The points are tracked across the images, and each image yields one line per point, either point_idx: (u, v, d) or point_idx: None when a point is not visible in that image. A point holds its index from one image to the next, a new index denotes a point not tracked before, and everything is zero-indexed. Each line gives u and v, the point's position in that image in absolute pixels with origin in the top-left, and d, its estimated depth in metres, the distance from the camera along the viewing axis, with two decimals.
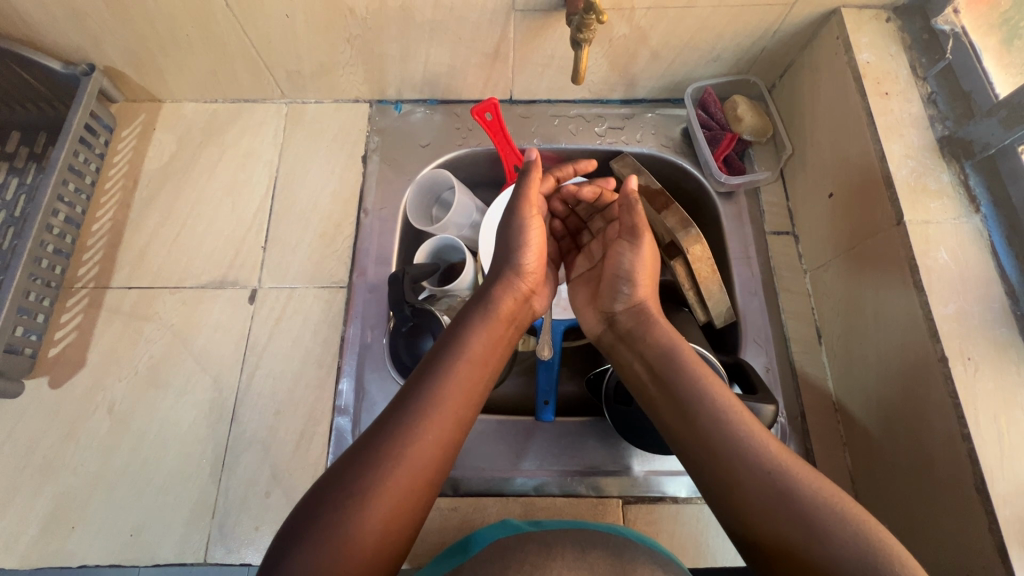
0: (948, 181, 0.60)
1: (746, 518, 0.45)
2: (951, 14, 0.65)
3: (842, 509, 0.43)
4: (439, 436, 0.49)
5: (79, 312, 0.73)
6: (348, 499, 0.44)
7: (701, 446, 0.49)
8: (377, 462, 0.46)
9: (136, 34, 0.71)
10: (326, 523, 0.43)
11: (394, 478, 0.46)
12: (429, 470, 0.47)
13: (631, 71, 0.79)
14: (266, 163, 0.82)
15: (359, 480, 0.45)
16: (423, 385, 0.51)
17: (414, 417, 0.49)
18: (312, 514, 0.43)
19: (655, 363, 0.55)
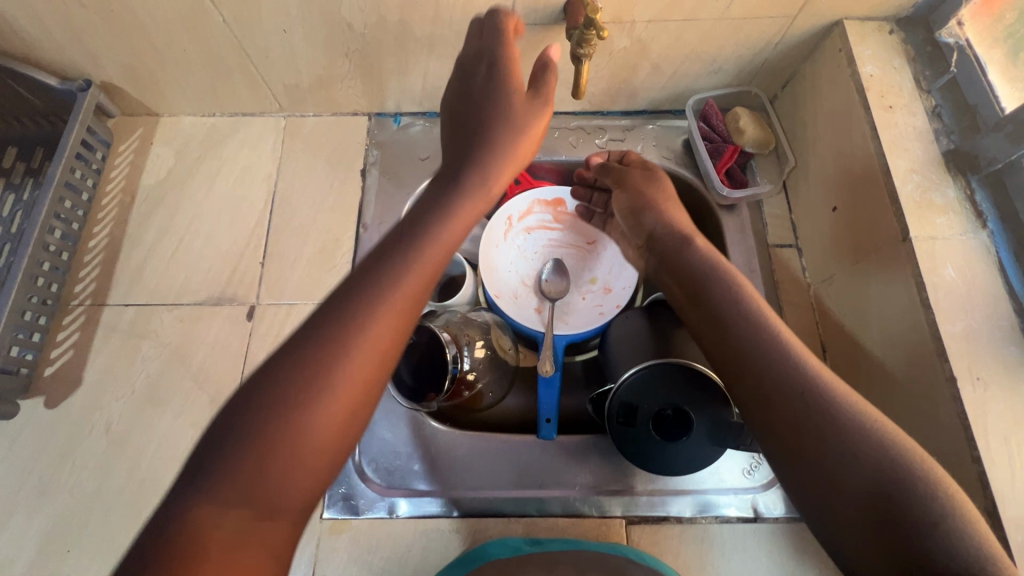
0: (954, 197, 0.59)
1: (773, 426, 0.48)
2: (955, 26, 0.64)
3: (873, 424, 0.45)
4: (393, 318, 0.44)
5: (75, 330, 0.72)
6: (272, 411, 0.40)
7: (741, 356, 0.51)
8: (305, 373, 0.41)
9: (133, 48, 0.70)
10: (269, 415, 0.40)
11: (350, 361, 0.42)
12: (378, 356, 0.43)
13: (632, 83, 0.78)
14: (264, 177, 0.81)
15: (308, 365, 0.41)
16: (364, 285, 0.45)
17: (352, 315, 0.43)
18: (246, 411, 0.40)
19: (699, 285, 0.58)
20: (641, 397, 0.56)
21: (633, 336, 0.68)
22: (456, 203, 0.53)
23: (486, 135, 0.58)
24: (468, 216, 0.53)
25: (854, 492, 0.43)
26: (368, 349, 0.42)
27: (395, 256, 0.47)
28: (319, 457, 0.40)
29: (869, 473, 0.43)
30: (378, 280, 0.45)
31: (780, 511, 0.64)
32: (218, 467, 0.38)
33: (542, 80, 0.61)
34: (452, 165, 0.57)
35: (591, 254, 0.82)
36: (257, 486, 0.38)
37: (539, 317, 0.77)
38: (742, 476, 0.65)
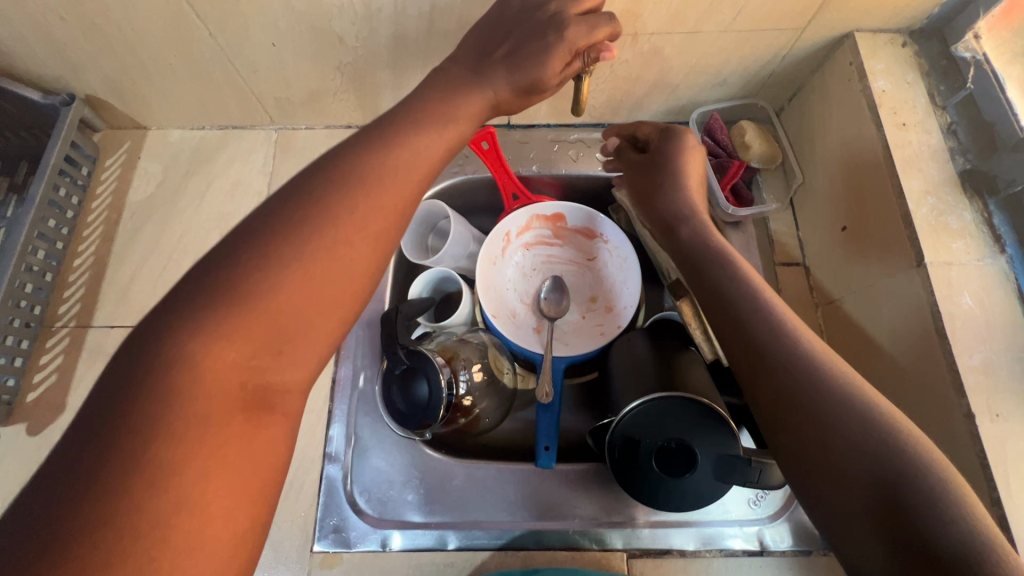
0: (971, 220, 0.57)
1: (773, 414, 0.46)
2: (972, 40, 0.61)
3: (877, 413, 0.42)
4: (370, 210, 0.43)
5: (59, 353, 0.70)
6: (275, 266, 0.38)
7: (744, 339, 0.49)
8: (300, 230, 0.40)
9: (117, 62, 0.68)
10: (223, 276, 0.37)
11: (319, 238, 0.40)
12: (354, 242, 0.41)
13: (634, 95, 0.76)
14: (255, 193, 0.79)
15: (273, 239, 0.39)
16: (361, 164, 0.44)
17: (347, 190, 0.42)
18: (204, 280, 0.37)
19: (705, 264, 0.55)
20: (643, 432, 0.54)
21: (635, 360, 0.65)
22: (459, 101, 0.52)
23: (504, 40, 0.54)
24: (466, 115, 0.52)
25: (853, 481, 0.40)
26: (365, 224, 0.42)
27: (390, 143, 0.46)
28: (288, 332, 0.38)
29: (870, 459, 0.40)
30: (369, 163, 0.44)
31: (787, 544, 0.62)
32: (221, 317, 0.36)
33: (578, 30, 0.52)
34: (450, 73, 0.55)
35: (592, 271, 0.79)
36: (269, 338, 0.38)
37: (538, 338, 0.75)
38: (747, 506, 0.63)
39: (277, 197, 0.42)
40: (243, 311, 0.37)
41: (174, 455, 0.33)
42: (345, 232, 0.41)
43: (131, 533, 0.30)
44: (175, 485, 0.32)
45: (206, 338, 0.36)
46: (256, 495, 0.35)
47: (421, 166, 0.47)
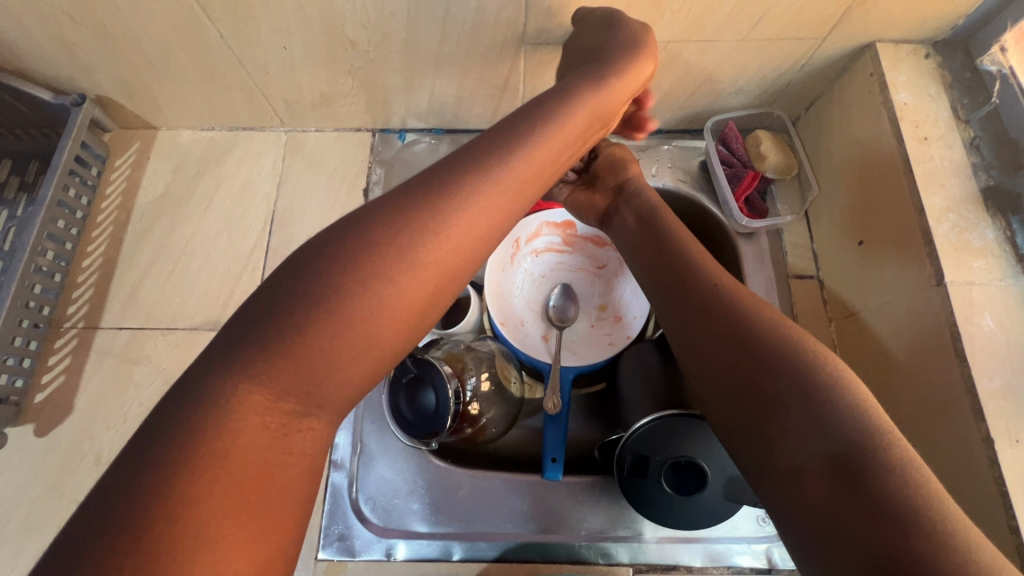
0: (993, 238, 0.56)
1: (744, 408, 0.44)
2: (998, 53, 0.60)
3: (860, 409, 0.39)
4: (455, 238, 0.41)
5: (67, 354, 0.70)
6: (317, 320, 0.36)
7: (724, 338, 0.47)
8: (347, 289, 0.37)
9: (128, 63, 0.67)
10: (294, 293, 0.37)
11: (403, 267, 0.39)
12: (437, 271, 0.40)
13: (648, 102, 0.75)
14: (264, 196, 0.78)
15: (351, 256, 0.38)
16: (432, 211, 0.41)
17: (408, 246, 0.39)
18: (281, 295, 0.37)
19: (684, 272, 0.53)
20: (653, 448, 0.53)
21: (644, 374, 0.64)
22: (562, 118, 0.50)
23: (571, 82, 0.54)
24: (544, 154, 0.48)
25: (827, 478, 0.38)
26: (423, 286, 0.40)
27: (461, 190, 0.42)
28: (348, 366, 0.38)
29: (843, 459, 0.37)
30: (470, 176, 0.43)
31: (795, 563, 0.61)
32: (256, 366, 0.35)
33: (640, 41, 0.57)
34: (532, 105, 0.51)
35: (603, 279, 0.79)
36: (299, 388, 0.36)
37: (546, 346, 0.74)
38: (754, 524, 0.62)
39: (368, 206, 0.42)
40: (279, 346, 0.36)
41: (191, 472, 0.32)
42: (400, 299, 0.39)
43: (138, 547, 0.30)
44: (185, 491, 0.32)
45: (247, 359, 0.35)
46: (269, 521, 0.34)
47: (487, 220, 0.43)
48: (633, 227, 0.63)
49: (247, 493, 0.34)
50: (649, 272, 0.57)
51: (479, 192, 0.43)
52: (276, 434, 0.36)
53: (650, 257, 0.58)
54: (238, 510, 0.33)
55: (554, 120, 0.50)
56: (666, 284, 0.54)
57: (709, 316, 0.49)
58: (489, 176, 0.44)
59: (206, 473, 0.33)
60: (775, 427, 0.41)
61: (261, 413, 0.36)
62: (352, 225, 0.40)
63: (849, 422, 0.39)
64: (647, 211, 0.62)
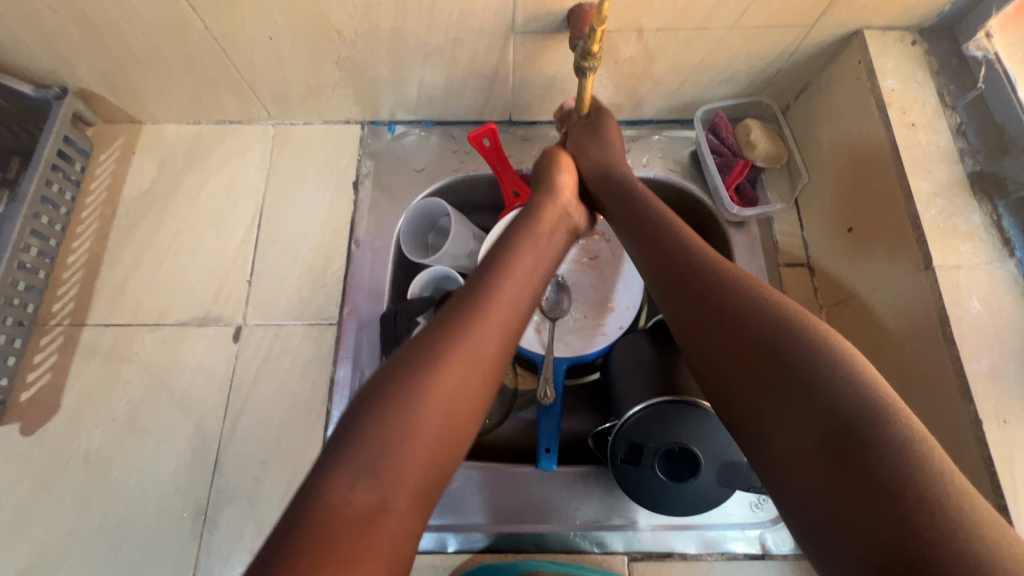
0: (980, 223, 0.56)
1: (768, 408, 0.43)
2: (983, 39, 0.60)
3: (888, 412, 0.38)
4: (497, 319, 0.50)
5: (52, 352, 0.68)
6: (398, 407, 0.43)
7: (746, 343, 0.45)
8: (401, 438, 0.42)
9: (111, 56, 0.66)
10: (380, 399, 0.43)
11: (462, 348, 0.47)
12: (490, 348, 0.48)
13: (638, 92, 0.75)
14: (252, 190, 0.77)
15: (419, 357, 0.45)
16: (462, 346, 0.47)
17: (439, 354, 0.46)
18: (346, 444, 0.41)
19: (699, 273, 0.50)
20: (646, 436, 0.53)
21: (638, 364, 0.64)
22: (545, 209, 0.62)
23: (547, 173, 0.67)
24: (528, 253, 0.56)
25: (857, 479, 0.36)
26: (464, 379, 0.46)
27: (483, 281, 0.52)
28: (428, 444, 0.43)
29: (867, 468, 0.36)
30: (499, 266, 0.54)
31: (789, 548, 0.62)
32: (347, 454, 0.41)
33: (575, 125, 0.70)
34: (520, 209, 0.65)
35: (593, 270, 0.78)
36: (382, 467, 0.41)
37: (539, 339, 0.73)
38: (748, 510, 0.62)
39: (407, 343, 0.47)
40: (366, 433, 0.42)
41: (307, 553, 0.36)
42: (444, 388, 0.45)
43: None
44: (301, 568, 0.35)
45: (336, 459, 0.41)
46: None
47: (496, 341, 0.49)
48: (624, 229, 0.60)
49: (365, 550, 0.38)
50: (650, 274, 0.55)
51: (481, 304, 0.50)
52: (369, 513, 0.39)
53: (656, 257, 0.55)
54: None
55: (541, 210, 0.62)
56: (673, 285, 0.52)
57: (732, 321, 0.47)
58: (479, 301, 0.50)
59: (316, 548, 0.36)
60: (792, 429, 0.41)
61: (370, 484, 0.40)
62: (378, 386, 0.44)
63: (876, 422, 0.38)
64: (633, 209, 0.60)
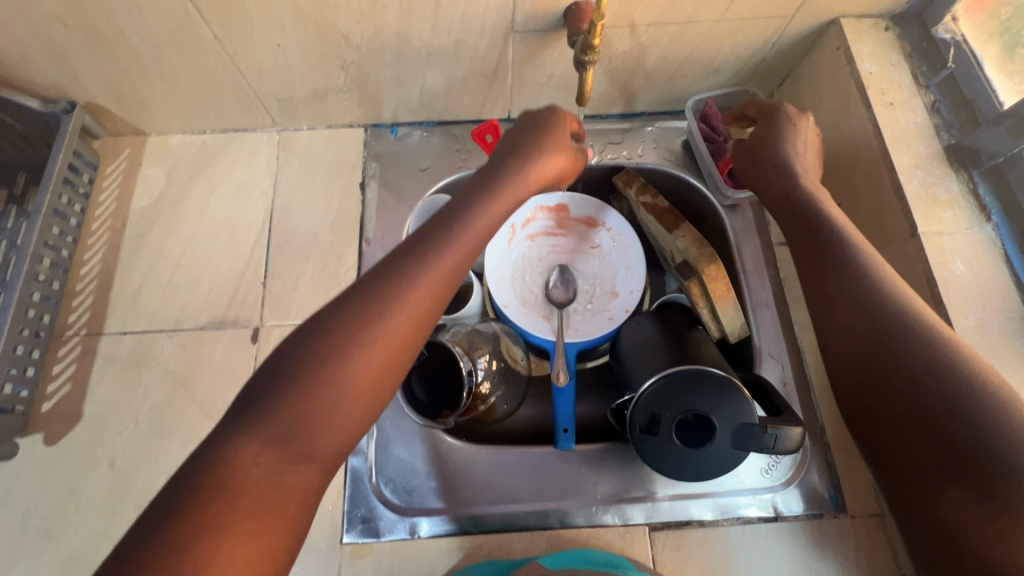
0: (958, 191, 0.60)
1: (919, 456, 0.46)
2: (951, 23, 0.65)
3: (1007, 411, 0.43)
4: (433, 286, 0.47)
5: (71, 362, 0.69)
6: (320, 367, 0.42)
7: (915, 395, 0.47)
8: (315, 394, 0.41)
9: (120, 69, 0.68)
10: (304, 357, 0.42)
11: (393, 315, 0.44)
12: (420, 314, 0.46)
13: (632, 86, 0.78)
14: (261, 195, 0.79)
15: (351, 320, 0.44)
16: (387, 306, 0.45)
17: (361, 323, 0.44)
18: (264, 397, 0.41)
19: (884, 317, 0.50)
20: (663, 406, 0.56)
21: (649, 341, 0.67)
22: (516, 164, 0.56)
23: (526, 128, 0.61)
24: (483, 226, 0.52)
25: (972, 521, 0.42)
26: (387, 347, 0.44)
27: (436, 239, 0.49)
28: (347, 408, 0.42)
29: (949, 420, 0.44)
30: (451, 232, 0.50)
31: (799, 508, 0.65)
32: (259, 416, 0.40)
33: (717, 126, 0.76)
34: (483, 176, 0.56)
35: (596, 258, 0.81)
36: (293, 427, 0.40)
37: (548, 326, 0.76)
38: (759, 475, 0.66)
39: (338, 300, 0.45)
40: (287, 387, 0.41)
41: (207, 512, 0.37)
42: (374, 348, 0.43)
43: (154, 558, 0.34)
44: (198, 523, 0.36)
45: (251, 416, 0.40)
46: (276, 535, 0.39)
47: (417, 313, 0.46)
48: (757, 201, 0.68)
49: (261, 508, 0.39)
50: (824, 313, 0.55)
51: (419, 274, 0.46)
52: (275, 471, 0.40)
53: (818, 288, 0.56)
54: (249, 539, 0.37)
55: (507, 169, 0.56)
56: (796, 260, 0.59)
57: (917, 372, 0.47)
58: (412, 273, 0.46)
59: (220, 501, 0.37)
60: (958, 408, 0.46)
61: (276, 446, 0.40)
62: (305, 341, 0.43)
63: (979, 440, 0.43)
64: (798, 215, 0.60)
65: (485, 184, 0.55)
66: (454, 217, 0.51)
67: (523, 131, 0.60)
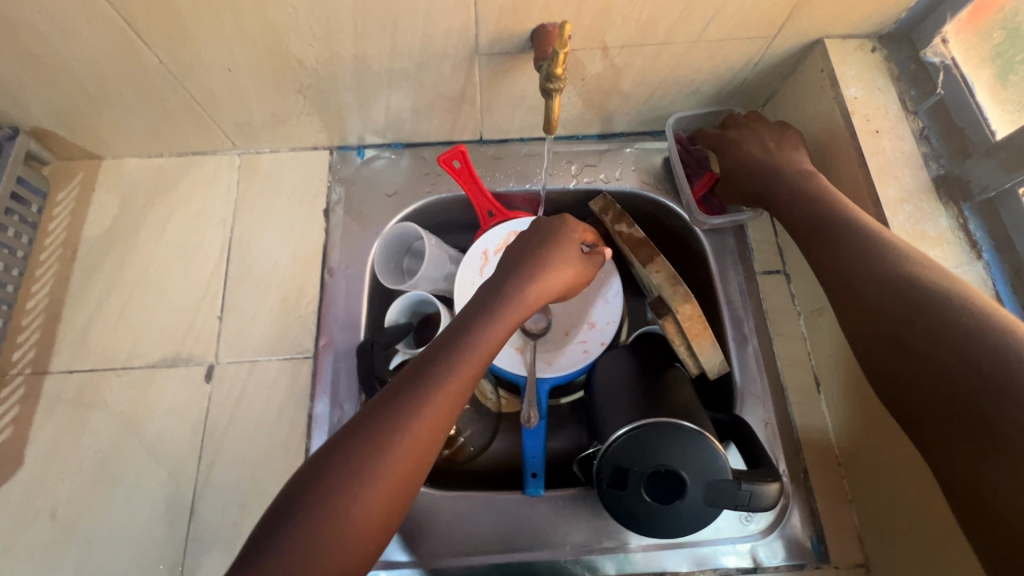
0: (947, 226, 0.57)
1: (927, 411, 0.45)
2: (940, 45, 0.61)
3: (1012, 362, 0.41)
4: (448, 405, 0.44)
5: (14, 403, 0.65)
6: (329, 505, 0.39)
7: (929, 336, 0.45)
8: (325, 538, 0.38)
9: (63, 94, 0.64)
10: (313, 495, 0.39)
11: (407, 443, 0.42)
12: (435, 437, 0.43)
13: (608, 107, 0.74)
14: (220, 222, 0.75)
15: (364, 452, 0.41)
16: (403, 433, 0.42)
17: (374, 455, 0.41)
18: (270, 540, 0.38)
19: (902, 279, 0.49)
20: (632, 459, 0.53)
21: (622, 379, 0.63)
22: (532, 263, 0.55)
23: (543, 225, 0.60)
24: (500, 332, 0.50)
25: (980, 457, 0.40)
26: (400, 476, 0.41)
27: (452, 353, 0.47)
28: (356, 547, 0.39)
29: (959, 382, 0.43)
30: (468, 343, 0.48)
31: (781, 559, 0.62)
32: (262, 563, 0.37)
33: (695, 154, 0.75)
34: (491, 283, 0.54)
35: None
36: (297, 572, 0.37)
37: (521, 359, 0.71)
38: (739, 524, 0.62)
39: (351, 425, 0.43)
40: (292, 528, 0.38)
41: None
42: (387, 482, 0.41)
43: None
44: None
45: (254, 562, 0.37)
46: None
47: (416, 457, 0.42)
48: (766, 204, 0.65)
49: None
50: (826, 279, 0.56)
51: (415, 414, 0.43)
52: None
53: (825, 257, 0.56)
54: None
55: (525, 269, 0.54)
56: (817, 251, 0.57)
57: (914, 321, 0.47)
58: (408, 414, 0.43)
59: None
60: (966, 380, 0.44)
61: None
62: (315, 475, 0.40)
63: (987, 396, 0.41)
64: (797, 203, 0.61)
65: (480, 305, 0.51)
66: (451, 343, 0.47)
67: (539, 226, 0.60)
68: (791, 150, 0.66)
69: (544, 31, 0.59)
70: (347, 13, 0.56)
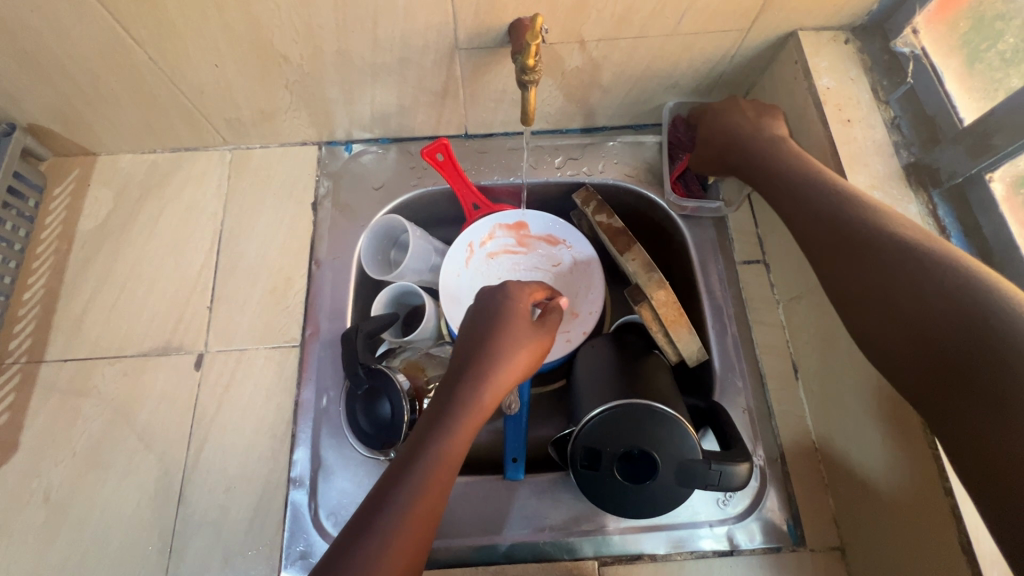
0: (916, 213, 0.58)
1: (930, 386, 0.42)
2: (910, 35, 0.63)
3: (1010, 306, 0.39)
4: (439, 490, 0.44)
5: (10, 391, 0.68)
6: None
7: (930, 303, 0.42)
8: None
9: (57, 91, 0.66)
10: None
11: (405, 535, 0.41)
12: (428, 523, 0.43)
13: (589, 101, 0.76)
14: (210, 215, 0.77)
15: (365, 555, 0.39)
16: (399, 527, 0.41)
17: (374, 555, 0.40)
18: None
19: (898, 254, 0.46)
20: (604, 441, 0.54)
21: (599, 365, 0.64)
22: (505, 327, 0.54)
23: (507, 287, 0.59)
24: (483, 408, 0.49)
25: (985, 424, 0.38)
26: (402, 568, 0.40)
27: (437, 436, 0.46)
28: None
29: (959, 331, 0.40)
30: (450, 425, 0.47)
31: (757, 542, 0.63)
32: None
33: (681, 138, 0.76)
34: (465, 356, 0.53)
35: (556, 277, 0.79)
36: None
37: None
38: (715, 507, 0.63)
39: (347, 527, 0.41)
40: None
41: None
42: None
43: None
44: None
45: None
46: None
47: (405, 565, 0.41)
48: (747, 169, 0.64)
49: None
50: (812, 255, 0.53)
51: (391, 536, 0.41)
52: None
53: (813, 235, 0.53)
54: None
55: (500, 335, 0.53)
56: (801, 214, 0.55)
57: (914, 289, 0.44)
58: (374, 555, 0.40)
59: None
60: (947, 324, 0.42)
61: None
62: None
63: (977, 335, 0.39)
64: (769, 181, 0.60)
65: (434, 416, 0.48)
66: (417, 454, 0.45)
67: (499, 290, 0.59)
68: (768, 121, 0.66)
69: (518, 23, 0.60)
70: (327, 8, 0.58)
